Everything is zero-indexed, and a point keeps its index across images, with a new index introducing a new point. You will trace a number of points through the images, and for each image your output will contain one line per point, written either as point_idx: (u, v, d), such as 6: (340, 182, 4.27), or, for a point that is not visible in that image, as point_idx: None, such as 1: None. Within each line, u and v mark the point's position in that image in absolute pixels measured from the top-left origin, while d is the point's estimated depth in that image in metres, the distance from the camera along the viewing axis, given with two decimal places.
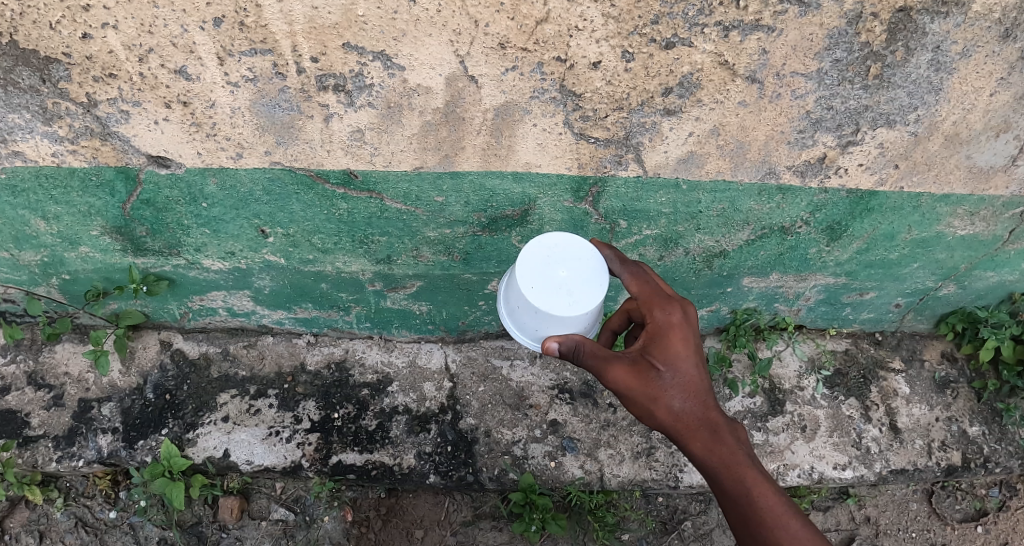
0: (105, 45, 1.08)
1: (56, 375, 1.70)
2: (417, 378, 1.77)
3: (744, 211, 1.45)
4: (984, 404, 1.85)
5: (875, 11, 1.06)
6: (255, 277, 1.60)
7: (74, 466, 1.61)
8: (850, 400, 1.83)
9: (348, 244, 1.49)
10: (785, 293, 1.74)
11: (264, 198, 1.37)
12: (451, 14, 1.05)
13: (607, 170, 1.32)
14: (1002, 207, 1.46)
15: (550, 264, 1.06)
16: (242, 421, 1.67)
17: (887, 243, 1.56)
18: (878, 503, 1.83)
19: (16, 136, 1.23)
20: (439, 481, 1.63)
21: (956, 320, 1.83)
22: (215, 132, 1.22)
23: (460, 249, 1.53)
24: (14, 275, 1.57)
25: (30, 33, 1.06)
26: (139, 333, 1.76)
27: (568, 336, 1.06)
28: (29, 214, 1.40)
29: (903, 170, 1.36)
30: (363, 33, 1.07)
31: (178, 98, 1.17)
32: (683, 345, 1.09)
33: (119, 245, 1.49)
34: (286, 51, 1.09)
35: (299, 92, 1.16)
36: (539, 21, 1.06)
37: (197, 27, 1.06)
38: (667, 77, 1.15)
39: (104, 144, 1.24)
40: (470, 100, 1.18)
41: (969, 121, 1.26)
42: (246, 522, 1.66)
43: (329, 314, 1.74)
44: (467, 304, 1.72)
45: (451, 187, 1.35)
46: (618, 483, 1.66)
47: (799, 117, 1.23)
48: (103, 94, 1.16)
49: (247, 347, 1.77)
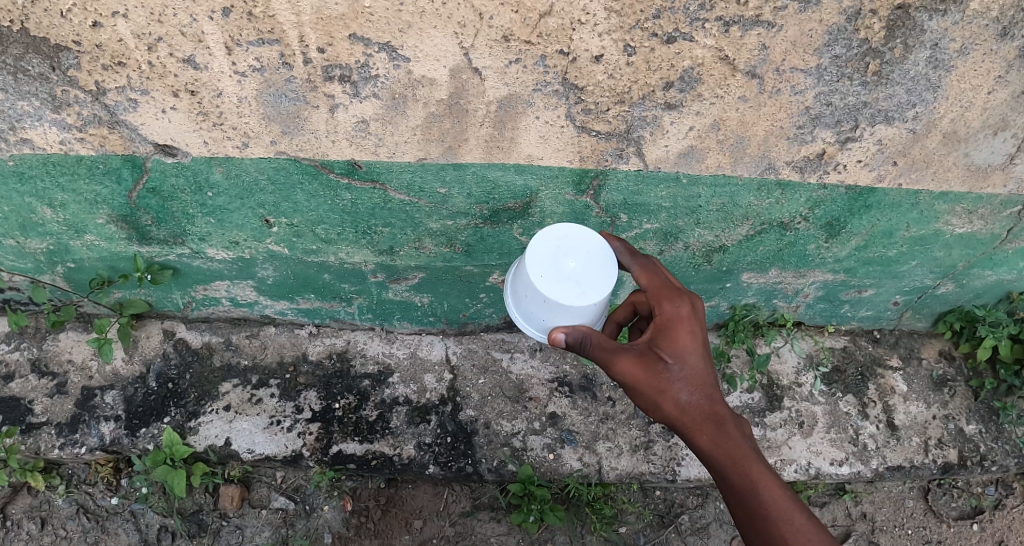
0: (114, 33, 1.09)
1: (60, 362, 1.72)
2: (418, 369, 1.78)
3: (744, 207, 1.46)
4: (981, 402, 1.86)
5: (873, 8, 1.08)
6: (258, 268, 1.61)
7: (76, 453, 1.62)
8: (847, 397, 1.84)
9: (350, 234, 1.51)
10: (784, 290, 1.76)
11: (269, 188, 1.38)
12: (455, 7, 1.06)
13: (608, 163, 1.34)
14: (1000, 206, 1.48)
15: (559, 255, 1.07)
16: (244, 411, 1.68)
17: (886, 241, 1.57)
18: (874, 499, 1.84)
19: (25, 123, 1.24)
20: (438, 472, 1.64)
21: (954, 319, 1.85)
22: (222, 121, 1.24)
23: (462, 241, 1.54)
24: (20, 262, 1.59)
25: (41, 21, 1.08)
26: (143, 323, 1.78)
27: (575, 327, 1.06)
28: (36, 202, 1.41)
29: (902, 167, 1.37)
30: (370, 25, 1.08)
31: (186, 87, 1.18)
32: (691, 338, 1.10)
33: (124, 233, 1.50)
34: (294, 42, 1.11)
35: (306, 83, 1.18)
36: (542, 14, 1.07)
37: (206, 16, 1.07)
38: (667, 72, 1.17)
39: (112, 132, 1.26)
40: (473, 91, 1.20)
41: (967, 120, 1.28)
42: (247, 510, 1.67)
43: (331, 305, 1.76)
44: (469, 296, 1.74)
45: (453, 178, 1.36)
46: (616, 475, 1.67)
47: (799, 113, 1.25)
48: (113, 82, 1.17)
49: (250, 337, 1.79)
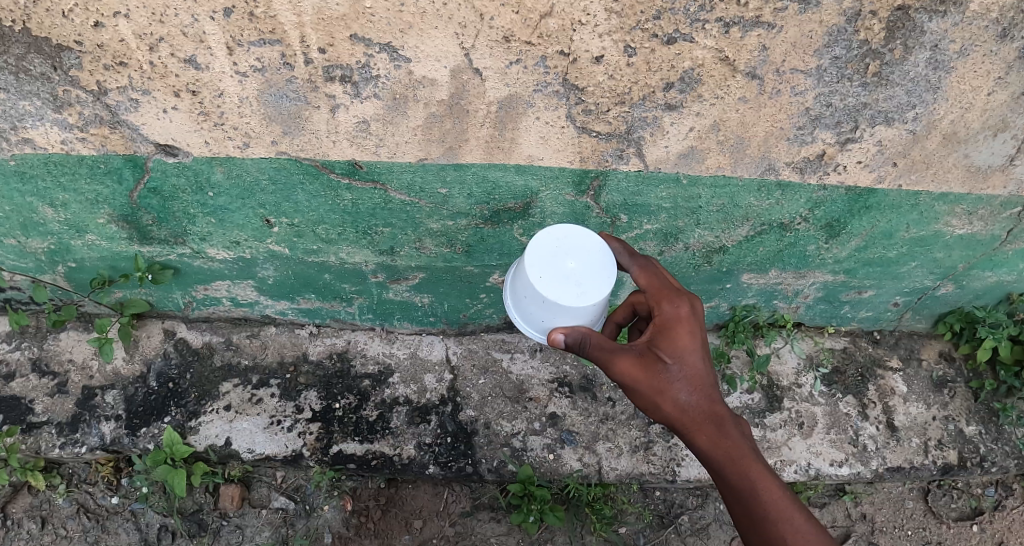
0: (116, 33, 1.10)
1: (60, 362, 1.72)
2: (418, 369, 1.79)
3: (744, 207, 1.46)
4: (981, 404, 1.86)
5: (873, 10, 1.08)
6: (259, 268, 1.62)
7: (77, 452, 1.62)
8: (847, 398, 1.85)
9: (351, 235, 1.51)
10: (784, 290, 1.76)
11: (270, 188, 1.39)
12: (456, 7, 1.06)
13: (608, 164, 1.34)
14: (1000, 207, 1.48)
15: (559, 255, 1.07)
16: (244, 410, 1.68)
17: (886, 242, 1.57)
18: (874, 500, 1.84)
19: (27, 123, 1.25)
20: (438, 472, 1.64)
21: (954, 320, 1.85)
22: (223, 121, 1.24)
23: (462, 241, 1.54)
24: (20, 262, 1.59)
25: (43, 21, 1.08)
26: (143, 322, 1.78)
27: (574, 328, 1.07)
28: (37, 201, 1.41)
29: (902, 168, 1.37)
30: (371, 25, 1.09)
31: (187, 87, 1.19)
32: (690, 338, 1.10)
33: (125, 233, 1.50)
34: (295, 42, 1.11)
35: (306, 83, 1.18)
36: (543, 15, 1.08)
37: (207, 17, 1.08)
38: (668, 72, 1.17)
39: (113, 132, 1.26)
40: (473, 92, 1.20)
41: (967, 121, 1.28)
42: (246, 510, 1.67)
43: (332, 306, 1.76)
44: (469, 296, 1.74)
45: (453, 178, 1.36)
46: (616, 476, 1.68)
47: (799, 114, 1.25)
48: (114, 82, 1.18)
49: (250, 337, 1.79)
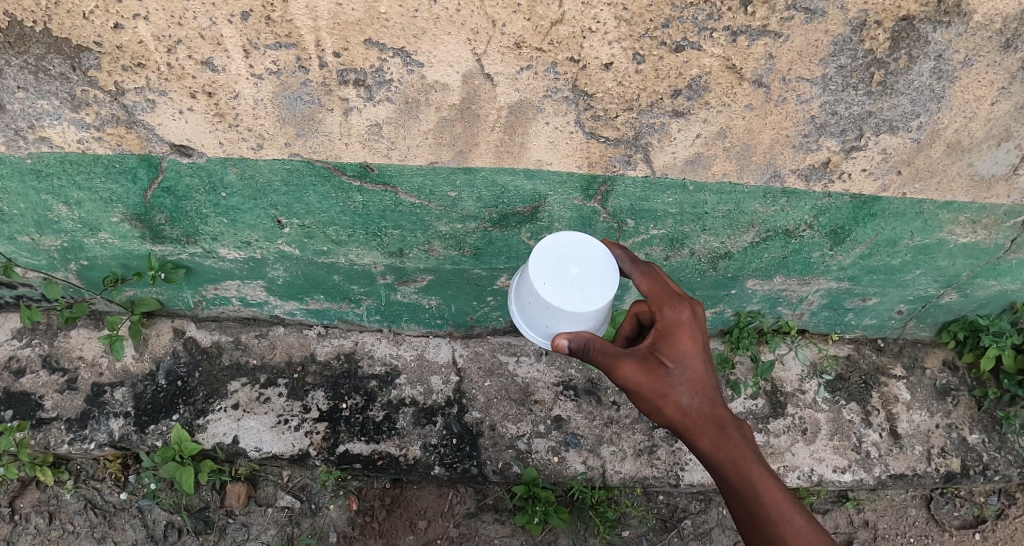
0: (135, 35, 1.12)
1: (71, 359, 1.74)
2: (425, 371, 1.80)
3: (749, 213, 1.48)
4: (984, 412, 1.87)
5: (878, 20, 1.10)
6: (269, 268, 1.64)
7: (85, 448, 1.63)
8: (850, 405, 1.85)
9: (361, 236, 1.53)
10: (788, 297, 1.77)
11: (282, 189, 1.41)
12: (469, 14, 1.09)
13: (617, 169, 1.36)
14: (1003, 216, 1.49)
15: (563, 262, 1.08)
16: (251, 409, 1.70)
17: (889, 249, 1.59)
18: (877, 507, 1.84)
19: (44, 122, 1.27)
20: (444, 473, 1.65)
21: (957, 328, 1.86)
22: (238, 123, 1.26)
23: (470, 244, 1.56)
24: (33, 259, 1.61)
25: (64, 21, 1.10)
26: (153, 321, 1.80)
27: (578, 333, 1.08)
28: (52, 199, 1.43)
29: (906, 176, 1.39)
30: (385, 30, 1.11)
31: (203, 88, 1.21)
32: (691, 343, 1.11)
33: (137, 232, 1.52)
34: (310, 46, 1.13)
35: (321, 86, 1.20)
36: (554, 22, 1.10)
37: (225, 19, 1.10)
38: (676, 79, 1.19)
39: (129, 132, 1.28)
40: (484, 97, 1.22)
41: (970, 130, 1.30)
42: (252, 508, 1.68)
43: (340, 306, 1.77)
44: (476, 300, 1.76)
45: (464, 182, 1.38)
46: (619, 479, 1.69)
47: (805, 122, 1.27)
48: (131, 82, 1.20)
49: (259, 337, 1.81)
